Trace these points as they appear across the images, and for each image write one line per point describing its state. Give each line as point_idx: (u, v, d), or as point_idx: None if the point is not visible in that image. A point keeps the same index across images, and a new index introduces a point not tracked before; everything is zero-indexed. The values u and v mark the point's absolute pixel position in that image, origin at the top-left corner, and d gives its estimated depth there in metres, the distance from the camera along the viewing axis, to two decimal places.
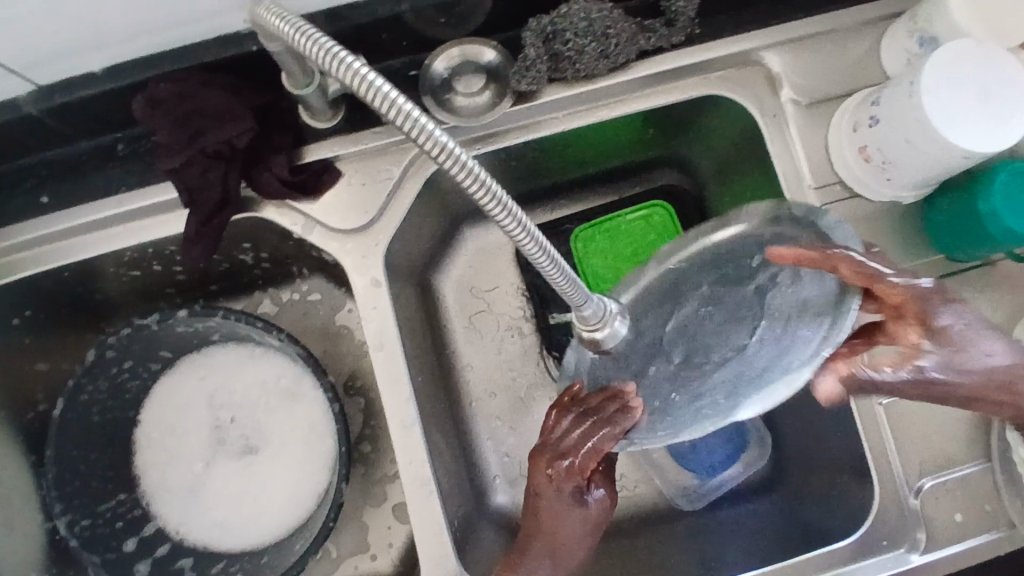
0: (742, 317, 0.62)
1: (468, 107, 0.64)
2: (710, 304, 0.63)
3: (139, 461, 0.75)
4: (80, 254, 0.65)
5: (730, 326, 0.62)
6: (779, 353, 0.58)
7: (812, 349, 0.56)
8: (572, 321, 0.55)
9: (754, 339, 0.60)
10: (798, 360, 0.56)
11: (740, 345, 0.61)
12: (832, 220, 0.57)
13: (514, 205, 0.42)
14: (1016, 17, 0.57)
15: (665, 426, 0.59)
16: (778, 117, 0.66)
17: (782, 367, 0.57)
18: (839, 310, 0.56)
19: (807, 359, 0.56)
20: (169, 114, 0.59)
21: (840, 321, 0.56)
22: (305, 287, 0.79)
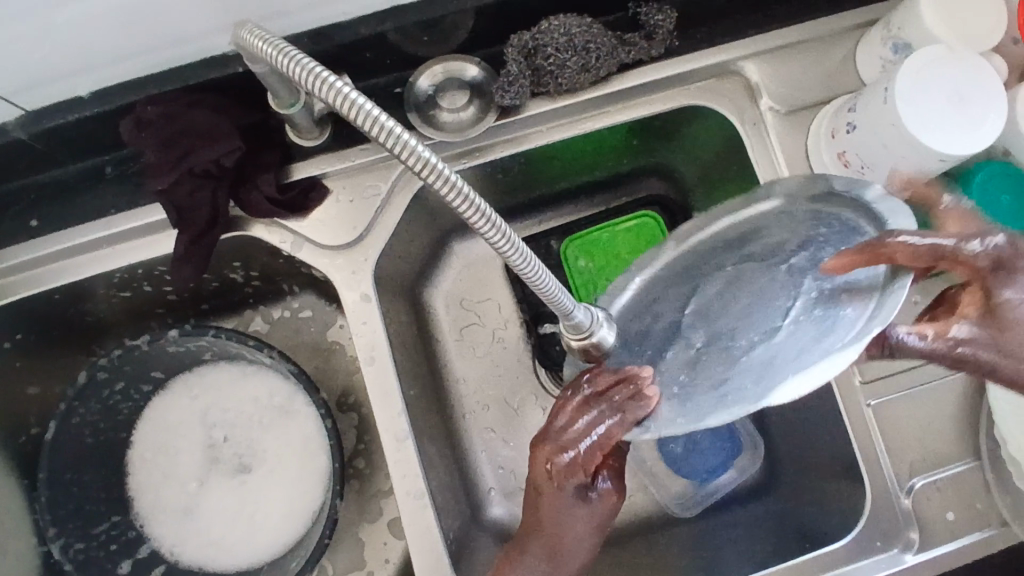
0: (773, 298, 0.55)
1: (453, 123, 0.65)
2: (734, 286, 0.57)
3: (132, 482, 0.75)
4: (70, 276, 0.65)
5: (762, 308, 0.55)
6: (818, 334, 0.51)
7: (857, 329, 0.49)
8: (562, 329, 0.53)
9: (789, 320, 0.53)
10: (841, 342, 0.49)
11: (772, 328, 0.54)
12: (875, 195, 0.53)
13: (499, 218, 0.43)
14: (989, 23, 0.58)
15: (686, 415, 0.51)
16: (759, 125, 0.67)
17: (822, 349, 0.50)
18: (889, 289, 0.49)
19: (852, 339, 0.48)
20: (156, 135, 0.59)
21: (888, 301, 0.49)
22: (296, 304, 0.80)
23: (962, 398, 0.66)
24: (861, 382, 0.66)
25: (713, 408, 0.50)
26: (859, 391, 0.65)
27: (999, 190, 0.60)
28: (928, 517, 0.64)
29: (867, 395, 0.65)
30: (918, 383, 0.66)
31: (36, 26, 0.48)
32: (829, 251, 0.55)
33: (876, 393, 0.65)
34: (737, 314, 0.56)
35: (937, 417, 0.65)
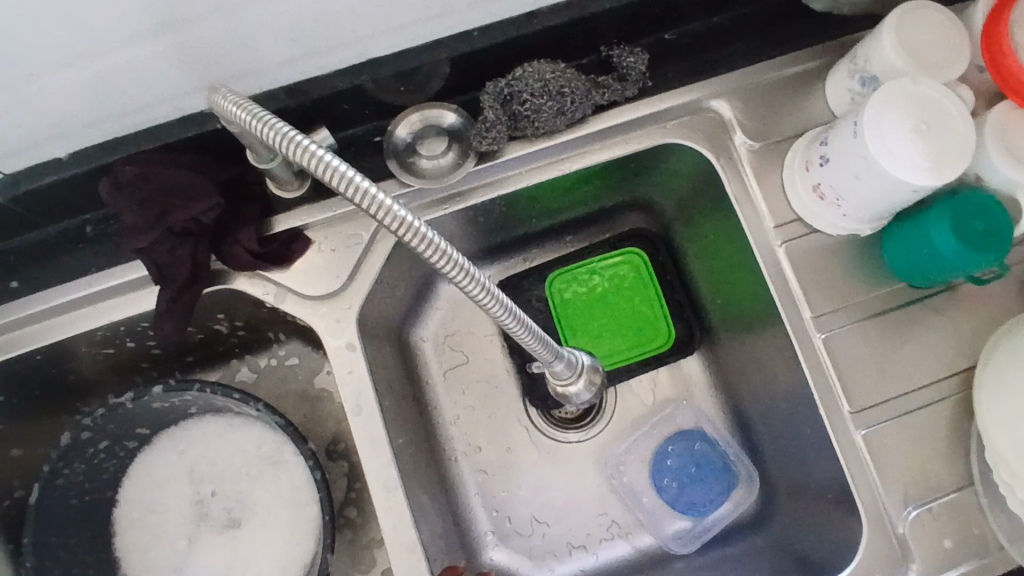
0: (877, 183, 0.59)
1: (432, 170, 0.66)
2: (869, 197, 0.60)
3: (119, 543, 0.74)
4: (51, 337, 0.64)
5: (872, 187, 0.59)
6: (851, 177, 0.60)
7: (862, 164, 0.58)
8: (548, 377, 0.59)
9: (859, 180, 0.60)
10: (853, 178, 0.60)
11: (861, 181, 0.60)
12: (942, 140, 0.56)
13: (474, 269, 0.45)
14: (936, 55, 0.60)
15: (808, 195, 0.66)
16: (733, 159, 0.69)
17: (824, 140, 0.63)
18: (883, 137, 0.56)
19: (857, 183, 0.60)
20: (134, 195, 0.59)
21: (877, 140, 0.57)
22: (282, 352, 0.79)
23: (953, 421, 0.66)
24: (851, 411, 0.65)
25: (793, 186, 0.67)
26: (848, 420, 0.65)
27: (971, 216, 0.59)
28: (927, 546, 0.63)
29: (857, 423, 0.65)
30: (908, 410, 0.65)
31: (11, 95, 0.48)
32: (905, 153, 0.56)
33: (866, 421, 0.65)
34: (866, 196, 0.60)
35: (930, 443, 0.65)
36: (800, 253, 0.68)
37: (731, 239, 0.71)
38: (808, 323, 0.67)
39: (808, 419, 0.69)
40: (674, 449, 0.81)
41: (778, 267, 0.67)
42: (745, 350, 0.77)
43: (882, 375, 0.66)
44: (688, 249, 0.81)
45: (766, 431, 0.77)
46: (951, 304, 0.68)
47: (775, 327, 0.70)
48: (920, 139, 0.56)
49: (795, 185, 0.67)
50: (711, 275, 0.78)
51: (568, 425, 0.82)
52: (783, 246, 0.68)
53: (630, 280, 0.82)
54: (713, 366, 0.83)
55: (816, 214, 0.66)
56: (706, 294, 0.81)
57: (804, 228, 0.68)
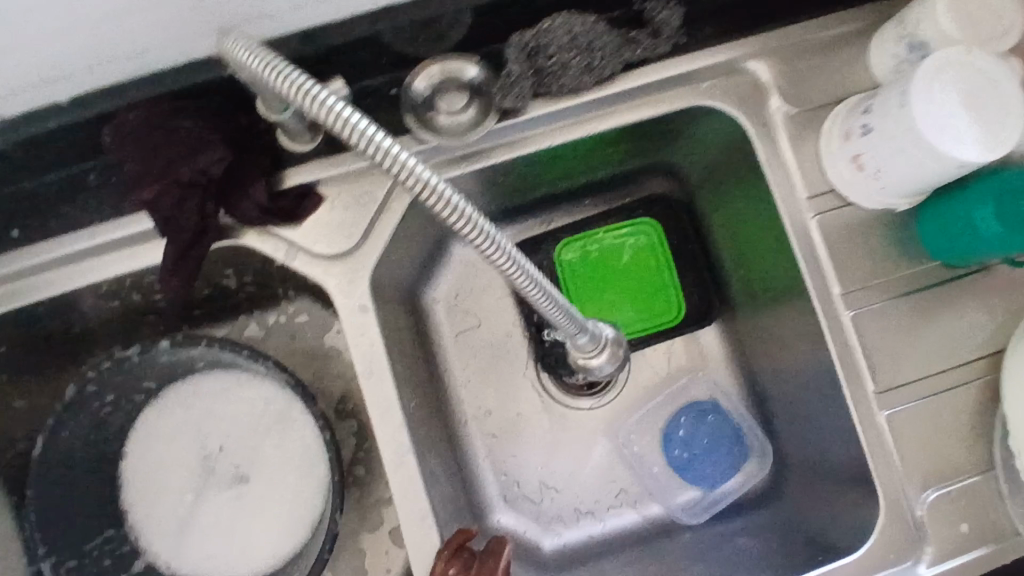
0: (919, 155, 0.56)
1: (451, 127, 0.62)
2: (912, 169, 0.57)
3: (126, 496, 0.73)
4: (56, 287, 0.63)
5: (914, 159, 0.56)
6: (892, 147, 0.57)
7: (905, 133, 0.56)
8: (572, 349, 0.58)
9: (901, 150, 0.57)
10: (895, 147, 0.57)
11: (901, 152, 0.57)
12: (987, 118, 0.53)
13: (500, 237, 0.43)
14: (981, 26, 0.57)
15: (842, 164, 0.63)
16: (768, 125, 0.65)
17: (867, 109, 0.59)
18: (925, 105, 0.54)
19: (899, 154, 0.57)
20: (139, 144, 0.57)
21: (919, 108, 0.54)
22: (291, 309, 0.77)
23: (978, 405, 0.64)
24: (875, 391, 0.64)
25: (829, 156, 0.64)
26: (872, 400, 0.63)
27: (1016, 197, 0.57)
28: (942, 529, 0.62)
29: (881, 404, 0.63)
30: (934, 392, 0.64)
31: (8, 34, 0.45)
32: (946, 125, 0.54)
33: (891, 402, 0.63)
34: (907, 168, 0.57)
35: (954, 426, 0.63)
36: (834, 226, 0.65)
37: (760, 208, 0.68)
38: (838, 299, 0.64)
39: (829, 397, 0.67)
40: (686, 421, 0.80)
41: (809, 239, 0.65)
42: (766, 324, 0.75)
43: (909, 355, 0.64)
44: (711, 218, 0.78)
45: (782, 406, 0.76)
46: (983, 284, 0.65)
47: (802, 302, 0.67)
48: (963, 114, 0.54)
49: (833, 154, 0.63)
50: (735, 245, 0.76)
51: (580, 393, 0.81)
52: (816, 219, 0.65)
53: (643, 247, 0.80)
54: (730, 338, 0.81)
55: (857, 185, 0.63)
56: (728, 265, 0.78)
57: (839, 200, 0.65)
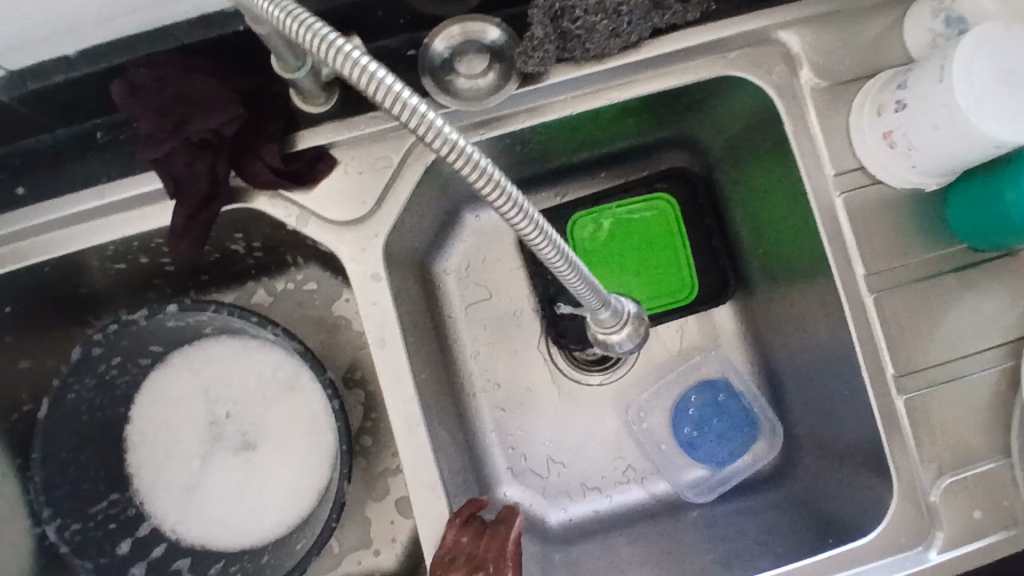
0: (953, 132, 0.54)
1: (470, 90, 0.61)
2: (944, 147, 0.55)
3: (132, 459, 0.73)
4: (60, 249, 0.61)
5: (947, 137, 0.54)
6: (926, 123, 0.55)
7: (941, 108, 0.54)
8: (590, 323, 0.57)
9: (935, 127, 0.55)
10: (930, 124, 0.55)
11: (936, 129, 0.55)
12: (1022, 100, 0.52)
13: (526, 203, 0.42)
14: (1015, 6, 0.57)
15: (872, 140, 0.61)
16: (797, 98, 0.63)
17: (903, 82, 0.57)
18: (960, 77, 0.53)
19: (933, 131, 0.55)
20: (149, 101, 0.55)
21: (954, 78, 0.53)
22: (300, 276, 0.76)
23: (1000, 392, 0.62)
24: (895, 374, 0.62)
25: (859, 132, 0.62)
26: (891, 384, 0.62)
27: None
28: (958, 514, 0.61)
29: (900, 387, 0.62)
30: (955, 376, 0.62)
31: None
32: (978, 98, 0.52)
33: (910, 386, 0.62)
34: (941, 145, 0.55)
35: (974, 412, 0.62)
36: (861, 205, 0.63)
37: (783, 184, 0.67)
38: (862, 280, 0.63)
39: (846, 379, 0.66)
40: (698, 399, 0.79)
41: (835, 216, 0.63)
42: (783, 303, 0.73)
43: (932, 339, 0.62)
44: (731, 194, 0.76)
45: (795, 387, 0.75)
46: (1010, 269, 0.64)
47: (824, 281, 0.66)
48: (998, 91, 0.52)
49: (865, 130, 0.61)
50: (754, 222, 0.74)
51: (590, 368, 0.80)
52: (842, 197, 0.63)
53: (658, 220, 0.78)
54: (745, 317, 0.80)
55: (884, 164, 0.61)
56: (746, 242, 0.77)
57: (866, 178, 0.63)
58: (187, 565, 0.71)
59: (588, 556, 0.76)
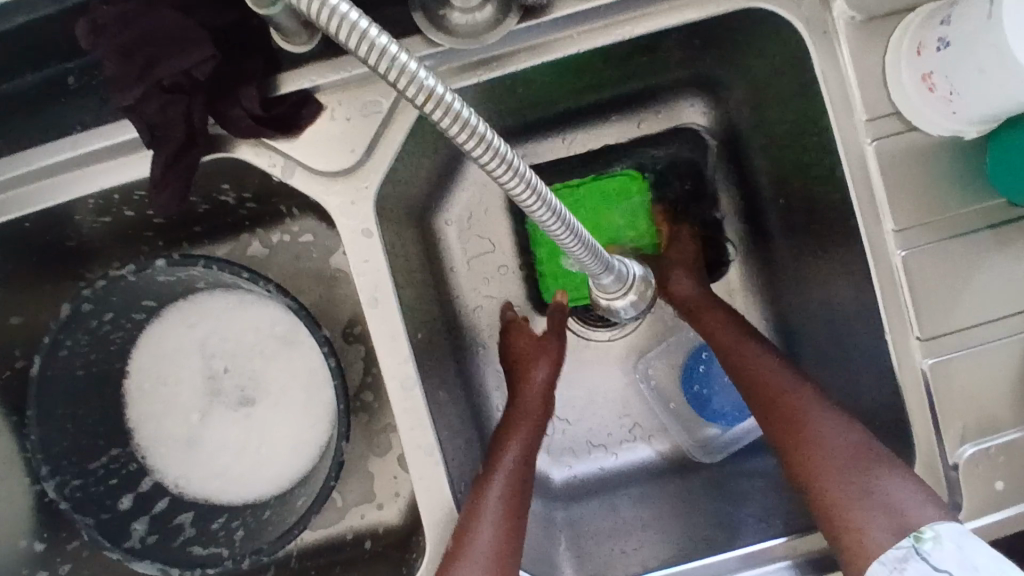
0: (1001, 75, 0.48)
1: (466, 26, 0.55)
2: (992, 88, 0.49)
3: (132, 413, 0.72)
4: (36, 203, 0.58)
5: (995, 78, 0.48)
6: (968, 64, 0.49)
7: (987, 49, 0.47)
8: (595, 289, 0.55)
9: (980, 69, 0.49)
10: (973, 66, 0.49)
11: (982, 70, 0.49)
12: None
13: (520, 163, 0.38)
14: None
15: (907, 81, 0.55)
16: (828, 34, 0.57)
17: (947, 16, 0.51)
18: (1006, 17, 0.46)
19: (975, 74, 0.49)
20: (113, 41, 0.51)
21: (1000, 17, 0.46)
22: (295, 228, 0.73)
23: None
24: (919, 338, 0.58)
25: (893, 72, 0.56)
26: (915, 348, 0.58)
27: None
28: (977, 486, 0.57)
29: (923, 351, 0.58)
30: (986, 341, 0.58)
31: None
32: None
33: (935, 350, 0.58)
34: (987, 88, 0.50)
35: (1005, 379, 0.58)
36: (894, 152, 0.58)
37: (810, 130, 0.61)
38: (889, 237, 0.58)
39: (867, 341, 0.62)
40: (709, 355, 0.78)
41: (864, 165, 0.58)
42: (804, 260, 0.69)
43: (965, 300, 0.57)
44: (751, 139, 0.71)
45: (812, 346, 0.71)
46: None
47: (850, 237, 0.61)
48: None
49: (901, 69, 0.55)
50: (777, 171, 0.68)
51: (598, 324, 0.78)
52: (873, 144, 0.58)
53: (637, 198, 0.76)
54: (761, 272, 0.75)
55: (918, 109, 0.56)
56: (767, 194, 0.71)
57: (900, 125, 0.57)
58: (189, 520, 0.70)
59: (593, 513, 0.73)
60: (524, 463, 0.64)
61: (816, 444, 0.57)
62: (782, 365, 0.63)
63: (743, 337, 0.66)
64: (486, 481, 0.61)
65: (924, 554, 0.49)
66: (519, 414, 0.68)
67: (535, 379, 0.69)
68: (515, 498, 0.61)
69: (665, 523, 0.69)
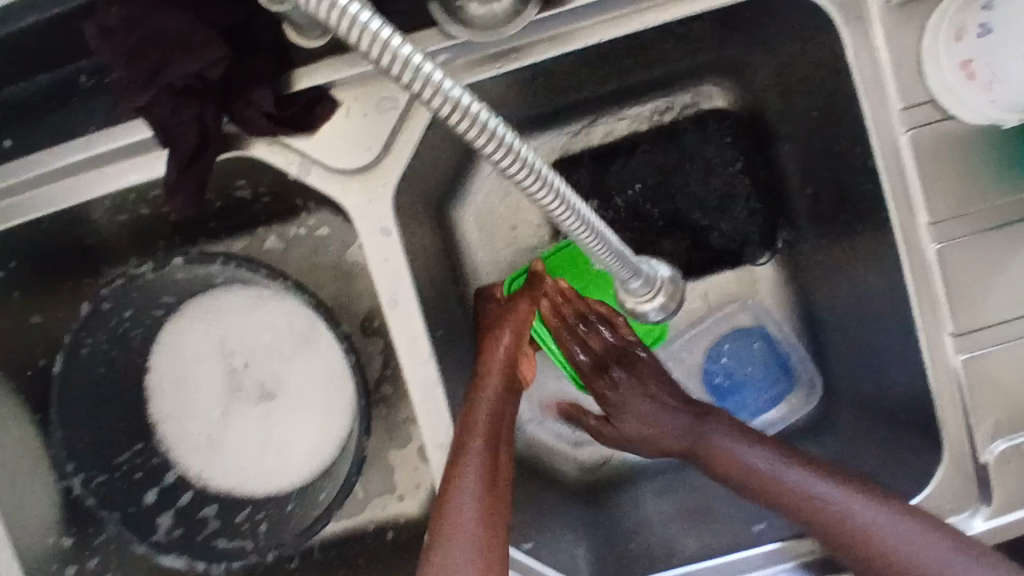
0: None
1: (484, 18, 0.53)
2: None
3: (153, 412, 0.72)
4: (56, 204, 0.59)
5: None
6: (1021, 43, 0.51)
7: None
8: (620, 292, 0.55)
9: None
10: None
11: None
12: None
13: (549, 172, 0.37)
14: None
15: (945, 67, 0.53)
16: (861, 19, 0.55)
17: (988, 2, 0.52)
18: None
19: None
20: (121, 46, 0.49)
21: None
22: (312, 222, 0.69)
23: None
24: (952, 334, 0.57)
25: (927, 61, 0.54)
26: (947, 343, 0.57)
27: None
28: (1006, 483, 0.56)
29: (956, 347, 0.57)
30: None
31: None
32: None
33: (967, 345, 0.57)
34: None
35: None
36: (928, 142, 0.55)
37: (840, 119, 0.59)
38: (922, 230, 0.56)
39: (895, 333, 0.61)
40: (731, 347, 0.76)
41: (897, 157, 0.56)
42: (830, 250, 0.67)
43: (1000, 292, 0.55)
44: (778, 128, 0.68)
45: (840, 336, 0.69)
46: None
47: (880, 228, 0.59)
48: None
49: (935, 62, 0.54)
50: (806, 158, 0.66)
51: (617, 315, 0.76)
52: (908, 134, 0.56)
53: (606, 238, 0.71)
54: (787, 261, 0.73)
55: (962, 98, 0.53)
56: (794, 183, 0.69)
57: (936, 113, 0.55)
58: (213, 512, 0.71)
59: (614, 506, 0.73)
60: (494, 457, 0.58)
61: (866, 545, 0.54)
62: (811, 479, 0.58)
63: (732, 455, 0.61)
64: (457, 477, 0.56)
65: None
66: (475, 407, 0.59)
67: (496, 353, 0.62)
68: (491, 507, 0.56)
69: (691, 529, 0.68)
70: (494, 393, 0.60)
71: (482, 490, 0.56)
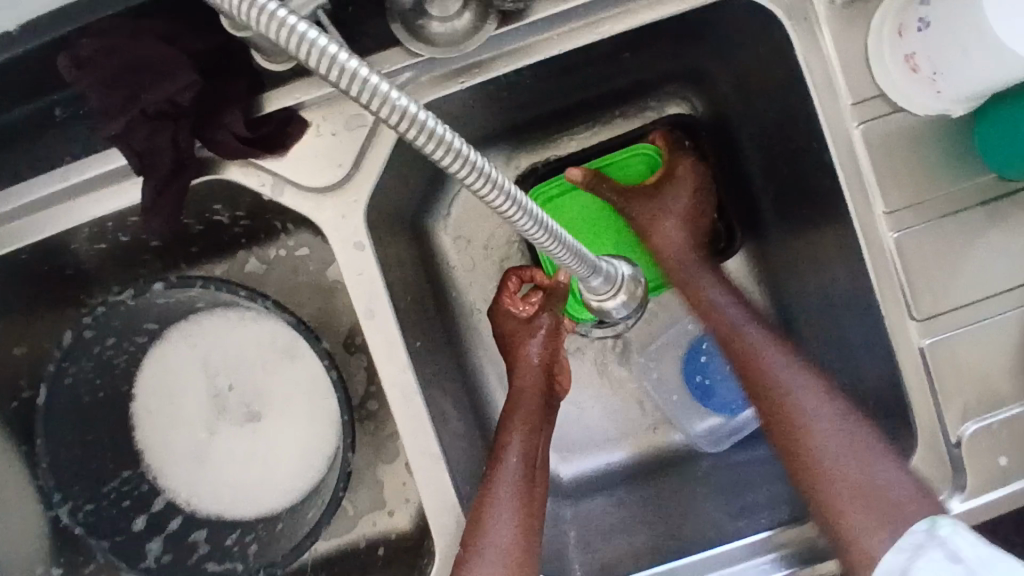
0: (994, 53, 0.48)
1: (446, 35, 0.55)
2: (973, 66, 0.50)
3: (139, 435, 0.73)
4: (32, 236, 0.60)
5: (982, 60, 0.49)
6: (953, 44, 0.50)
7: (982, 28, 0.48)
8: (585, 292, 0.56)
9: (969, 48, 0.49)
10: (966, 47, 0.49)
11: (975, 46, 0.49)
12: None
13: (501, 177, 0.38)
14: None
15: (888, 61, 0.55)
16: (809, 20, 0.57)
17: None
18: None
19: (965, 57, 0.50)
20: (98, 73, 0.51)
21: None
22: (291, 242, 0.73)
23: None
24: (916, 320, 0.58)
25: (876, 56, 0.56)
26: (911, 329, 0.58)
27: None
28: (978, 463, 0.57)
29: (921, 332, 0.58)
30: (983, 318, 0.57)
31: None
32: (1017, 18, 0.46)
33: (932, 330, 0.58)
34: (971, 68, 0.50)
35: (1003, 354, 0.57)
36: (880, 135, 0.57)
37: (796, 117, 0.61)
38: (881, 220, 0.58)
39: (864, 323, 0.62)
40: (710, 346, 0.78)
41: (852, 151, 0.58)
42: (797, 244, 0.68)
43: (958, 276, 0.57)
44: (741, 129, 0.70)
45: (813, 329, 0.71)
46: None
47: (841, 220, 0.60)
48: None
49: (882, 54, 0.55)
50: (767, 157, 0.68)
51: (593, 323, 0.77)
52: (860, 127, 0.57)
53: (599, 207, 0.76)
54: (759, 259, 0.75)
55: (901, 90, 0.55)
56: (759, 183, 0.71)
57: (887, 106, 0.57)
58: (202, 536, 0.71)
59: (599, 510, 0.73)
60: (534, 435, 0.66)
61: (830, 469, 0.59)
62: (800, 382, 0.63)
63: (732, 324, 0.68)
64: (503, 445, 0.65)
65: (942, 537, 0.50)
66: (518, 399, 0.68)
67: (530, 353, 0.70)
68: (529, 471, 0.64)
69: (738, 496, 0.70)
70: (534, 384, 0.69)
71: (524, 461, 0.64)
